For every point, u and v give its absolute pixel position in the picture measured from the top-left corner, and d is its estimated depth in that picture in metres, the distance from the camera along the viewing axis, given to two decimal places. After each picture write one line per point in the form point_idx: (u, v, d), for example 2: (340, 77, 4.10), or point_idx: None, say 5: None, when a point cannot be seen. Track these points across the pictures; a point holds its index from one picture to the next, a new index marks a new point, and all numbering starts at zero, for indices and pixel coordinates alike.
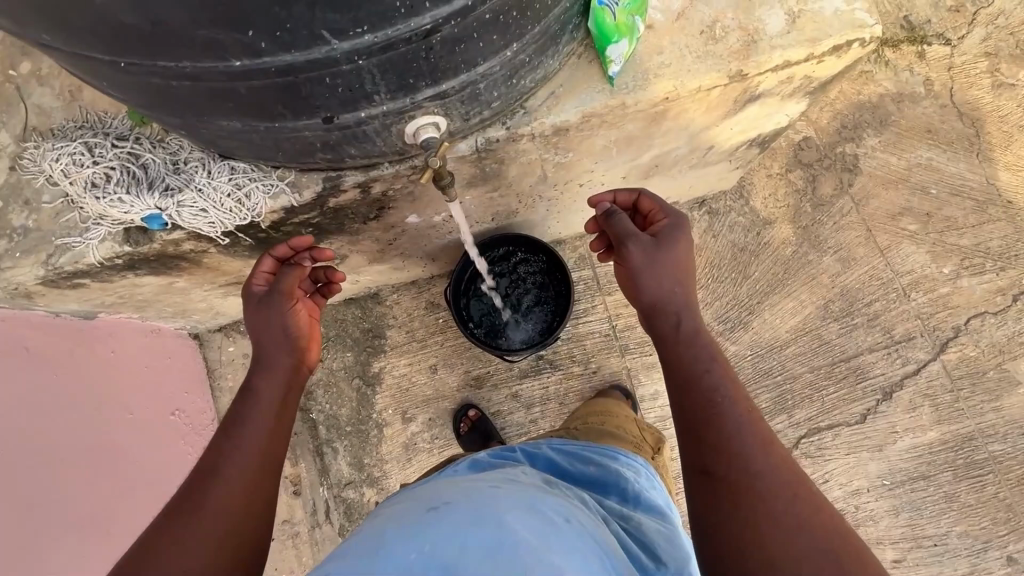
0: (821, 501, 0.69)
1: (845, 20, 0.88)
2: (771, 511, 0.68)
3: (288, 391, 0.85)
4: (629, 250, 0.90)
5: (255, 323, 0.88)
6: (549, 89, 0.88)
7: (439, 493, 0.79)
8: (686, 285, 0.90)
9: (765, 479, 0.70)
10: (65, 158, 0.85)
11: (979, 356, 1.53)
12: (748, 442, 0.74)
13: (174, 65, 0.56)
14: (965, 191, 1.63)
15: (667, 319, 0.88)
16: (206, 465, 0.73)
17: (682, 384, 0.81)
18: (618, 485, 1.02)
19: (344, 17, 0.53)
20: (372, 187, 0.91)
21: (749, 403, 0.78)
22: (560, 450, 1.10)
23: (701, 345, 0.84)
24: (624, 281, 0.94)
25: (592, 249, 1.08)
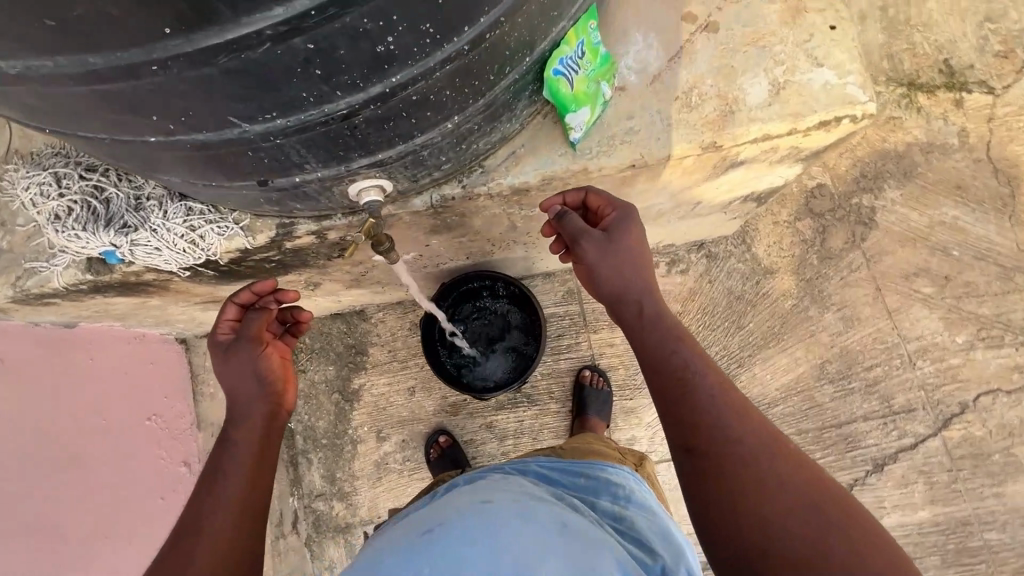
0: (800, 457, 0.66)
1: (835, 95, 0.81)
2: (753, 482, 0.63)
3: (268, 435, 0.82)
4: (583, 248, 0.79)
5: (227, 375, 0.85)
6: (509, 149, 0.85)
7: (437, 511, 0.86)
8: (646, 268, 0.80)
9: (745, 446, 0.66)
10: (35, 186, 0.87)
11: (985, 436, 1.43)
12: (724, 413, 0.69)
13: (94, 136, 0.57)
14: (991, 255, 1.51)
15: (629, 308, 0.79)
16: (189, 521, 0.72)
17: (652, 365, 0.75)
18: (610, 489, 1.00)
19: (248, 107, 0.51)
20: (328, 234, 0.90)
21: (719, 371, 0.73)
22: (548, 467, 1.06)
23: (668, 328, 0.77)
24: (582, 278, 0.84)
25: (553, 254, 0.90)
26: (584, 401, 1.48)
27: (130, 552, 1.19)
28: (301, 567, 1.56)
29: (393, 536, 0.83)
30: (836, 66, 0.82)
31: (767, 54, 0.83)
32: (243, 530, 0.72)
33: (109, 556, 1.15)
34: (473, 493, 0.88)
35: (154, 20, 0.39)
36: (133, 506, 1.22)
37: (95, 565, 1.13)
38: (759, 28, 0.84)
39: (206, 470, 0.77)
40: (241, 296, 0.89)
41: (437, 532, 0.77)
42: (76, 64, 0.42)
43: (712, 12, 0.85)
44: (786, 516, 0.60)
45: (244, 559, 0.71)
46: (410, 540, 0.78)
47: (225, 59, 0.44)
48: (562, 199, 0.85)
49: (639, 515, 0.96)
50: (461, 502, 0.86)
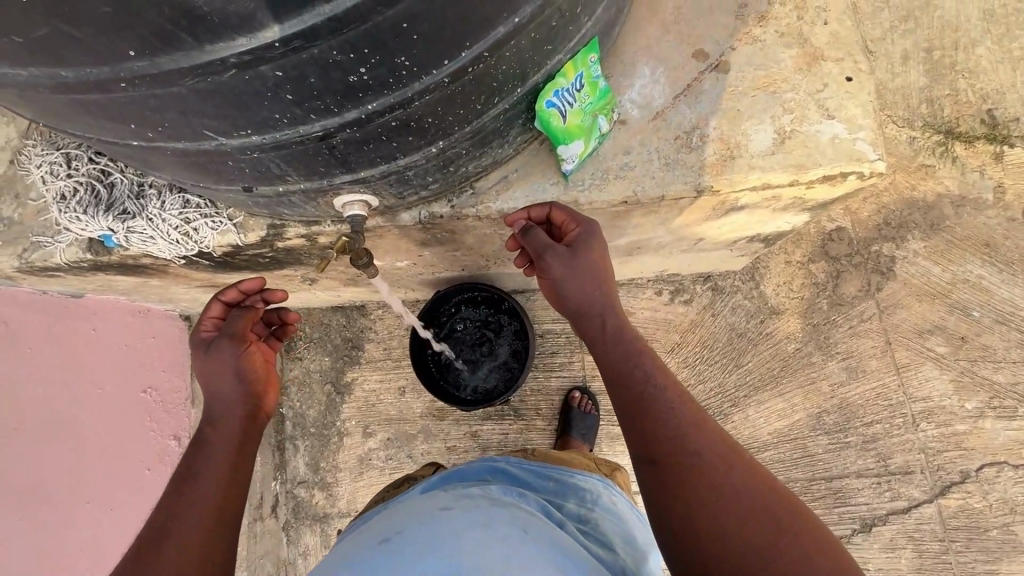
0: (758, 467, 0.65)
1: (843, 149, 0.78)
2: (714, 498, 0.61)
3: (248, 435, 0.84)
4: (546, 264, 0.77)
5: (208, 374, 0.87)
6: (501, 173, 0.85)
7: (392, 521, 0.85)
8: (611, 279, 0.79)
9: (707, 461, 0.64)
10: (47, 165, 0.91)
11: (984, 510, 1.36)
12: (683, 423, 0.68)
13: (82, 134, 0.59)
14: (1015, 320, 1.43)
15: (592, 321, 0.78)
16: (159, 522, 0.72)
17: (616, 381, 0.74)
18: (578, 494, 1.03)
19: (221, 123, 0.52)
20: (318, 238, 0.91)
21: (679, 384, 0.72)
22: (514, 472, 1.06)
23: (629, 344, 0.76)
24: (546, 290, 0.82)
25: (516, 267, 0.90)
26: (569, 422, 1.48)
27: (112, 518, 1.24)
28: (276, 551, 1.59)
29: (349, 551, 0.81)
30: (847, 119, 0.79)
31: (777, 100, 0.80)
32: (217, 528, 0.72)
33: (91, 520, 1.21)
34: (445, 498, 0.88)
35: (116, 43, 0.40)
36: (122, 474, 1.27)
37: (77, 527, 1.19)
38: (771, 72, 0.81)
39: (184, 467, 0.78)
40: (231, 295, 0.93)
41: (395, 541, 0.76)
42: (47, 76, 0.44)
43: (724, 52, 0.83)
44: (749, 528, 0.59)
45: (218, 556, 0.71)
46: (368, 551, 0.77)
47: (191, 81, 0.45)
48: (527, 214, 0.82)
49: (605, 517, 1.00)
50: (420, 511, 0.85)
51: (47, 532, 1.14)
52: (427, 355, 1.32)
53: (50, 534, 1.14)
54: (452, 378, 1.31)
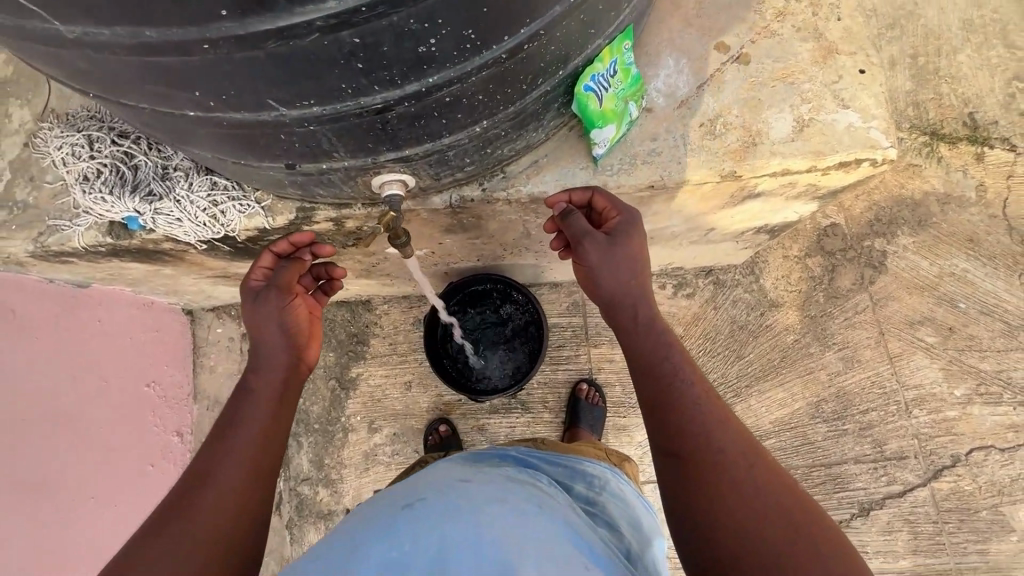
0: (778, 469, 0.67)
1: (859, 137, 0.82)
2: (736, 494, 0.64)
3: (287, 388, 0.83)
4: (583, 248, 0.78)
5: (253, 322, 0.85)
6: (532, 157, 0.87)
7: (412, 488, 0.85)
8: (646, 273, 0.80)
9: (729, 459, 0.66)
10: (68, 147, 0.90)
11: (974, 492, 1.42)
12: (710, 421, 0.69)
13: (135, 104, 0.59)
14: (998, 311, 1.51)
15: (625, 311, 0.79)
16: (198, 471, 0.72)
17: (644, 373, 0.75)
18: (587, 479, 1.03)
19: (286, 91, 0.53)
20: (345, 223, 0.92)
21: (704, 381, 0.74)
22: (525, 457, 1.05)
23: (657, 337, 0.77)
24: (580, 278, 0.83)
25: (552, 249, 0.92)
26: (577, 413, 1.49)
27: (115, 513, 1.21)
28: (279, 549, 1.56)
29: (368, 515, 0.81)
30: (861, 109, 0.83)
31: (795, 90, 0.84)
32: (253, 486, 0.73)
33: (94, 516, 1.16)
34: (463, 473, 0.88)
35: (212, 1, 0.41)
36: (125, 469, 1.25)
37: (81, 523, 1.13)
38: (788, 64, 0.85)
39: (224, 421, 0.78)
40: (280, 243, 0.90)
41: (420, 506, 0.77)
42: (131, 34, 0.44)
43: (745, 44, 0.87)
44: (766, 526, 0.61)
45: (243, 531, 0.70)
46: (392, 513, 0.77)
47: (273, 45, 0.46)
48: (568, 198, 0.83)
49: (613, 503, 0.99)
50: (440, 482, 0.85)
51: (51, 529, 1.07)
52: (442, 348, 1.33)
53: (53, 530, 1.08)
54: (467, 370, 1.32)
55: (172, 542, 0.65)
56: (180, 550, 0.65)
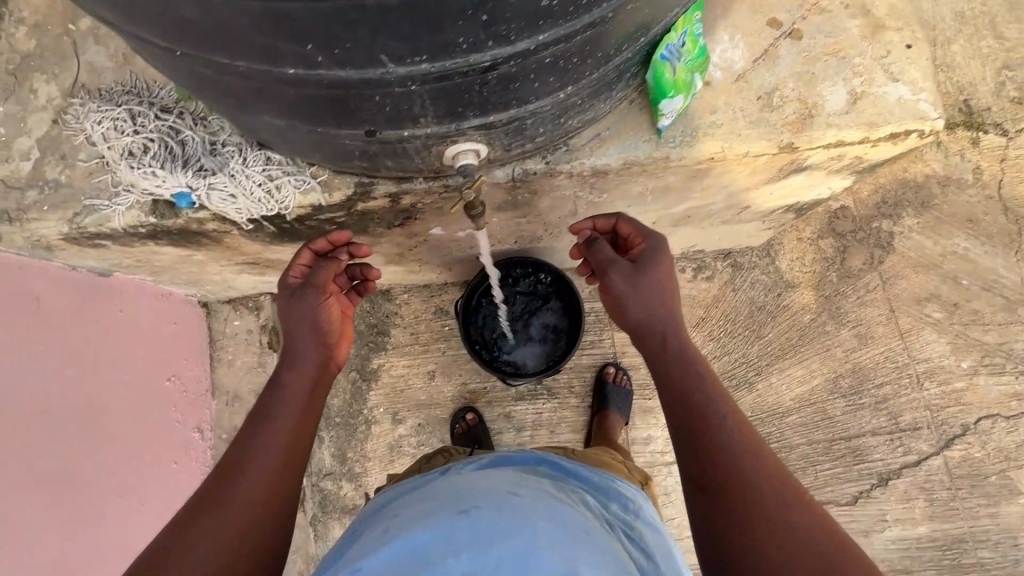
0: (811, 506, 0.69)
1: (908, 109, 0.86)
2: (767, 521, 0.67)
3: (317, 386, 0.85)
4: (611, 279, 0.86)
5: (289, 318, 0.88)
6: (595, 130, 0.87)
7: (465, 489, 0.83)
8: (672, 302, 0.85)
9: (759, 488, 0.69)
10: (109, 122, 0.86)
11: (984, 459, 1.49)
12: (741, 447, 0.73)
13: (228, 63, 0.57)
14: (997, 287, 1.59)
15: (654, 339, 0.83)
16: (233, 458, 0.75)
17: (676, 398, 0.78)
18: (622, 500, 0.95)
19: (403, 45, 0.52)
20: (402, 198, 0.90)
21: (739, 413, 0.76)
22: (565, 464, 0.99)
23: (687, 364, 0.80)
24: (609, 308, 0.89)
25: (579, 274, 1.01)
26: (605, 396, 1.50)
27: (140, 513, 1.15)
28: (304, 547, 1.51)
29: (416, 515, 0.79)
30: (910, 82, 0.87)
31: (847, 64, 0.87)
32: (281, 482, 0.75)
33: (119, 518, 1.11)
34: (507, 478, 0.86)
35: None
36: (147, 468, 1.19)
37: (105, 524, 1.08)
38: (839, 40, 0.88)
39: (257, 414, 0.80)
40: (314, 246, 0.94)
41: (476, 514, 0.75)
42: None
43: (796, 20, 0.89)
44: (792, 551, 0.65)
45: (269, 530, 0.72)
46: (445, 518, 0.75)
47: None
48: (593, 223, 0.94)
49: (648, 530, 0.92)
50: (491, 486, 0.83)
51: (73, 532, 1.02)
52: (481, 341, 1.33)
53: (77, 532, 1.02)
54: (511, 356, 1.32)
55: (202, 531, 0.68)
56: (211, 539, 0.68)
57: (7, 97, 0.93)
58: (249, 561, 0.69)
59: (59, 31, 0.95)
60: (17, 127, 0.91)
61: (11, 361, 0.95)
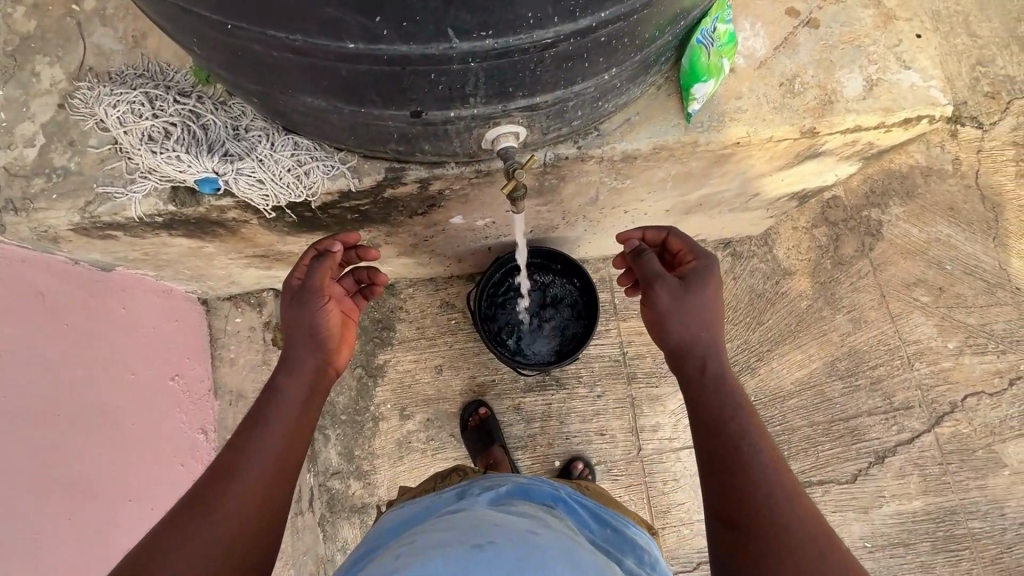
0: (846, 554, 0.67)
1: (921, 95, 0.90)
2: (795, 559, 0.66)
3: (313, 392, 0.84)
4: (657, 293, 0.86)
5: (288, 319, 0.87)
6: (625, 115, 0.88)
7: (483, 522, 0.76)
8: (716, 329, 0.86)
9: (790, 526, 0.68)
10: (124, 105, 0.82)
11: (971, 434, 1.57)
12: (774, 484, 0.72)
13: (283, 36, 0.55)
14: (979, 271, 1.66)
15: (693, 361, 0.85)
16: (225, 461, 0.73)
17: (708, 427, 0.78)
18: (635, 552, 0.88)
19: (474, 18, 0.52)
20: (432, 184, 0.90)
21: (775, 449, 0.76)
22: (579, 499, 0.94)
23: (724, 392, 0.81)
24: (648, 322, 0.90)
25: (620, 284, 1.06)
26: None
27: (154, 517, 1.10)
28: (314, 548, 1.48)
29: (423, 543, 0.72)
30: (921, 69, 0.91)
31: (862, 52, 0.91)
32: (276, 487, 0.73)
33: (133, 523, 1.06)
34: (540, 514, 0.82)
35: None
36: (157, 471, 1.14)
37: (121, 530, 1.03)
38: (854, 29, 0.92)
39: (251, 417, 0.78)
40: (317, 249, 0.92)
41: (490, 550, 0.68)
42: None
43: (813, 10, 0.92)
44: None
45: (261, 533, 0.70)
46: (457, 551, 0.68)
47: None
48: (642, 234, 0.98)
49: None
50: (516, 523, 0.76)
51: (89, 538, 0.96)
52: (506, 338, 1.35)
53: (95, 538, 0.97)
54: (537, 345, 1.35)
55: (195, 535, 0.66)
56: (203, 543, 0.66)
57: (8, 81, 0.87)
58: (245, 561, 0.68)
59: (61, 11, 0.91)
60: (19, 112, 0.86)
61: (21, 357, 0.91)
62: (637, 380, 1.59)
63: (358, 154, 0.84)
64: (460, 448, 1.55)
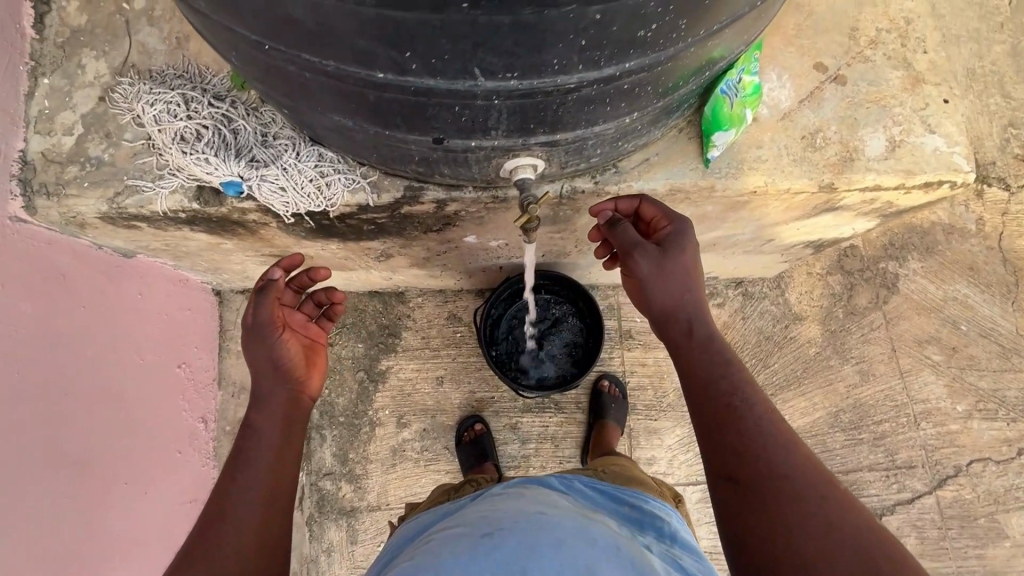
0: (847, 496, 0.65)
1: (944, 161, 0.90)
2: (797, 506, 0.64)
3: (290, 418, 0.85)
4: (635, 261, 0.81)
5: (251, 362, 0.89)
6: (643, 155, 0.89)
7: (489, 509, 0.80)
8: (699, 290, 0.81)
9: (791, 475, 0.66)
10: (161, 104, 0.85)
11: (974, 501, 1.54)
12: (770, 437, 0.69)
13: (316, 61, 0.57)
14: (994, 334, 1.63)
15: (679, 328, 0.80)
16: (218, 502, 0.75)
17: (702, 394, 0.74)
18: (654, 523, 0.89)
19: (500, 61, 0.53)
20: (448, 206, 0.91)
21: (767, 401, 0.73)
22: (593, 484, 0.97)
23: (714, 352, 0.77)
24: (630, 290, 0.85)
25: (596, 255, 0.98)
26: (602, 408, 1.52)
27: (147, 503, 1.14)
28: (299, 546, 1.50)
29: (441, 537, 0.76)
30: (946, 135, 0.91)
31: (887, 113, 0.91)
32: (270, 512, 0.76)
33: (128, 507, 1.09)
34: (532, 495, 0.82)
35: None
36: (157, 456, 1.18)
37: (117, 511, 1.06)
38: (881, 88, 0.92)
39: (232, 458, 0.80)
40: (260, 281, 0.92)
41: (499, 532, 0.71)
42: None
43: (841, 66, 0.93)
44: (820, 536, 0.62)
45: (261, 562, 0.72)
46: (468, 539, 0.72)
47: (528, 11, 0.46)
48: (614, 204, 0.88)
49: (687, 555, 0.85)
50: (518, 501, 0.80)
51: (84, 517, 0.98)
52: (531, 360, 1.35)
53: (92, 520, 1.00)
54: (561, 358, 1.36)
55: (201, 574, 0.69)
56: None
57: (54, 70, 0.91)
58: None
59: (112, 9, 0.94)
60: (63, 101, 0.90)
61: (37, 332, 0.92)
62: (636, 412, 1.58)
63: (379, 171, 0.86)
64: (453, 461, 1.56)
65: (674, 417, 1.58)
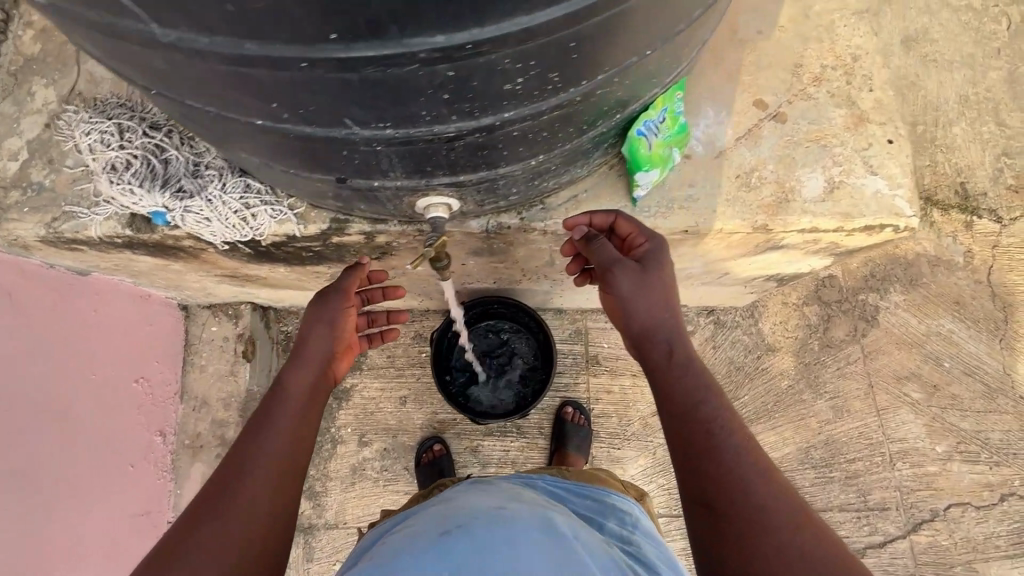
0: (825, 529, 0.61)
1: (885, 204, 0.87)
2: (770, 539, 0.59)
3: (315, 393, 0.80)
4: (615, 277, 0.77)
5: (308, 321, 0.85)
6: (571, 192, 0.89)
7: (447, 510, 0.79)
8: (678, 309, 0.77)
9: (766, 505, 0.62)
10: (97, 134, 0.88)
11: (950, 547, 1.47)
12: (749, 465, 0.65)
13: (199, 106, 0.57)
14: (979, 373, 1.57)
15: (658, 349, 0.75)
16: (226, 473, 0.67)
17: (680, 418, 0.69)
18: (618, 515, 0.91)
19: (368, 113, 0.53)
20: (376, 237, 0.93)
21: (744, 427, 0.69)
22: (557, 482, 0.96)
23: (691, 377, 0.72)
24: (609, 309, 0.81)
25: (569, 272, 0.94)
26: (564, 435, 1.49)
27: (96, 515, 1.15)
28: None
29: (402, 538, 0.76)
30: (888, 176, 0.88)
31: (827, 152, 0.88)
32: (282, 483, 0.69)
33: (76, 519, 1.11)
34: (497, 498, 0.81)
35: (323, 25, 0.41)
36: (107, 469, 1.19)
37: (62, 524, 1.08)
38: (823, 127, 0.89)
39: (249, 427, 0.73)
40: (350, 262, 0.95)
41: (459, 535, 0.71)
42: (230, 46, 0.44)
43: (782, 104, 0.90)
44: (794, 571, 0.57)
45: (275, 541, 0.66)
46: (427, 540, 0.72)
47: (371, 70, 0.46)
48: (589, 220, 0.85)
49: (648, 544, 0.87)
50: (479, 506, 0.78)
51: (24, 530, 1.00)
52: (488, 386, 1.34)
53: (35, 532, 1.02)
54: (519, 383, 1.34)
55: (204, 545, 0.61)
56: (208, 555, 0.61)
57: (6, 97, 0.94)
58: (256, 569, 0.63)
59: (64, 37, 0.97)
60: (11, 127, 0.93)
61: None
62: (600, 440, 1.55)
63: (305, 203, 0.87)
64: (412, 482, 1.55)
65: (639, 446, 1.55)
